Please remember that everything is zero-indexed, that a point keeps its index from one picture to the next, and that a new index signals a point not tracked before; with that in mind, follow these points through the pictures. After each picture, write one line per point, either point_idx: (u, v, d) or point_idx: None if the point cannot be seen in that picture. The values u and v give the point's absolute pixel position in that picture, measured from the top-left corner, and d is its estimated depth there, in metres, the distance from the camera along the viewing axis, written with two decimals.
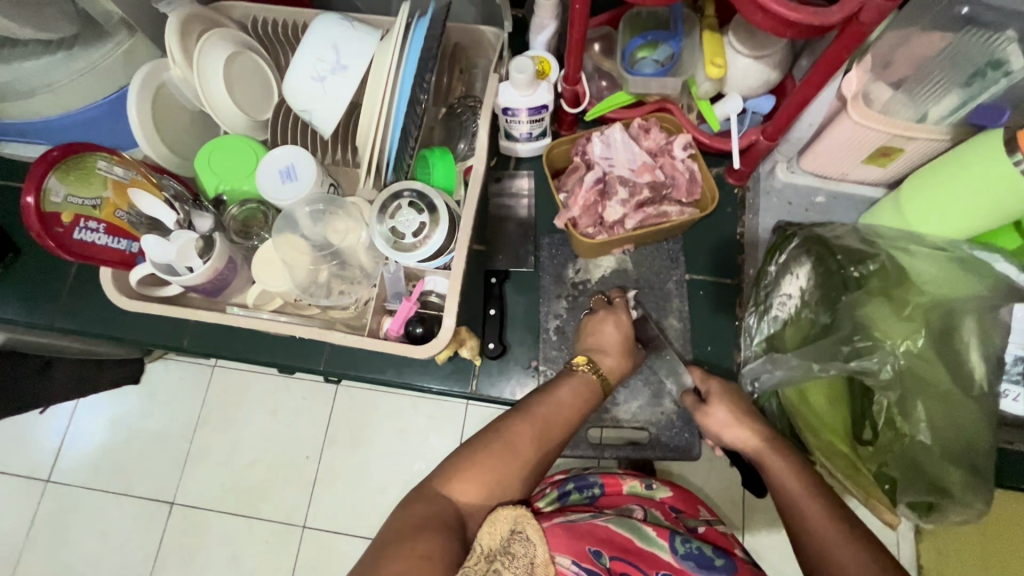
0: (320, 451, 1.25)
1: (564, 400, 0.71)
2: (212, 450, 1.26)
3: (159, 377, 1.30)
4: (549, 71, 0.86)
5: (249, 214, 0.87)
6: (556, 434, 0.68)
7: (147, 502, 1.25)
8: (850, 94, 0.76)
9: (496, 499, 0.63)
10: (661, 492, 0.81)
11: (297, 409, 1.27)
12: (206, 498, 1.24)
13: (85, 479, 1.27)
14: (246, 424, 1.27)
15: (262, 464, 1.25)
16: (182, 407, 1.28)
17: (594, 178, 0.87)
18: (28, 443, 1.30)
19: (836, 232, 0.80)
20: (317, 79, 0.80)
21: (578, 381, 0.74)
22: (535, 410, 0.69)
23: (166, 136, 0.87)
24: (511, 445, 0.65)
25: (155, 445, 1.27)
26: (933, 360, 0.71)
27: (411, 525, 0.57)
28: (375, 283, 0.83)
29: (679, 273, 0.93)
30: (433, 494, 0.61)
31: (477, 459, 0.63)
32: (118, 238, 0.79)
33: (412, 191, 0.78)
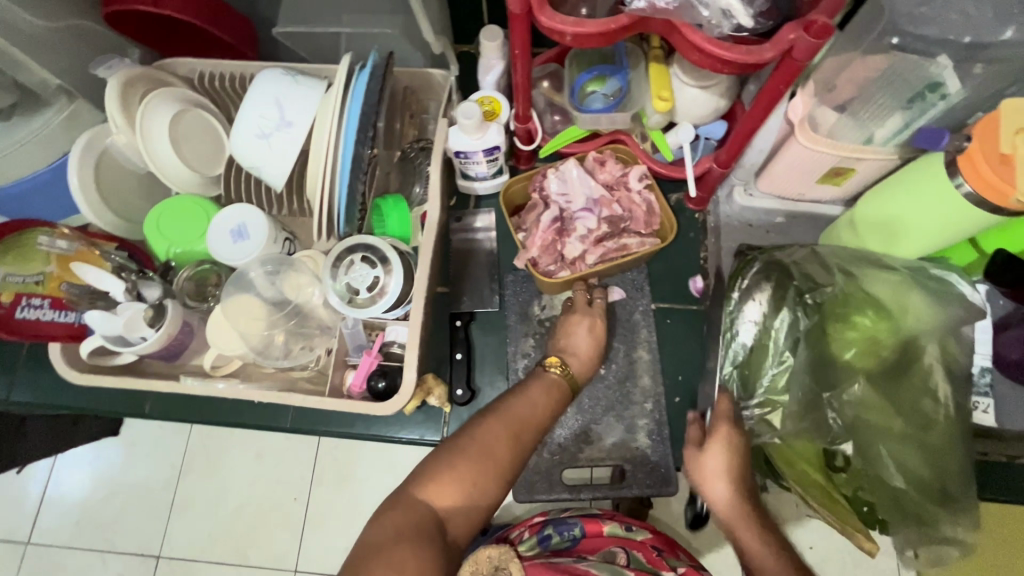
0: (309, 491, 1.20)
1: (538, 393, 0.69)
2: (196, 500, 1.20)
3: (141, 431, 1.24)
4: (499, 111, 0.85)
5: (203, 275, 0.86)
6: (531, 433, 0.64)
7: (132, 558, 1.19)
8: (797, 118, 0.76)
9: (475, 508, 0.58)
10: (641, 533, 0.77)
11: (282, 450, 1.21)
12: (193, 549, 1.18)
13: (66, 538, 1.21)
14: (230, 470, 1.21)
15: (250, 509, 1.20)
16: (163, 458, 1.22)
17: (551, 216, 0.87)
18: (3, 507, 1.23)
19: (795, 256, 0.78)
20: (263, 137, 0.79)
21: (547, 381, 0.72)
22: (507, 412, 0.65)
23: (112, 202, 0.85)
24: (485, 444, 0.61)
25: (138, 496, 1.21)
26: (883, 405, 0.70)
27: (385, 537, 0.52)
28: (334, 336, 0.81)
29: (645, 303, 0.92)
30: (411, 501, 0.56)
31: (459, 456, 0.59)
32: (65, 311, 0.76)
33: (365, 245, 0.78)
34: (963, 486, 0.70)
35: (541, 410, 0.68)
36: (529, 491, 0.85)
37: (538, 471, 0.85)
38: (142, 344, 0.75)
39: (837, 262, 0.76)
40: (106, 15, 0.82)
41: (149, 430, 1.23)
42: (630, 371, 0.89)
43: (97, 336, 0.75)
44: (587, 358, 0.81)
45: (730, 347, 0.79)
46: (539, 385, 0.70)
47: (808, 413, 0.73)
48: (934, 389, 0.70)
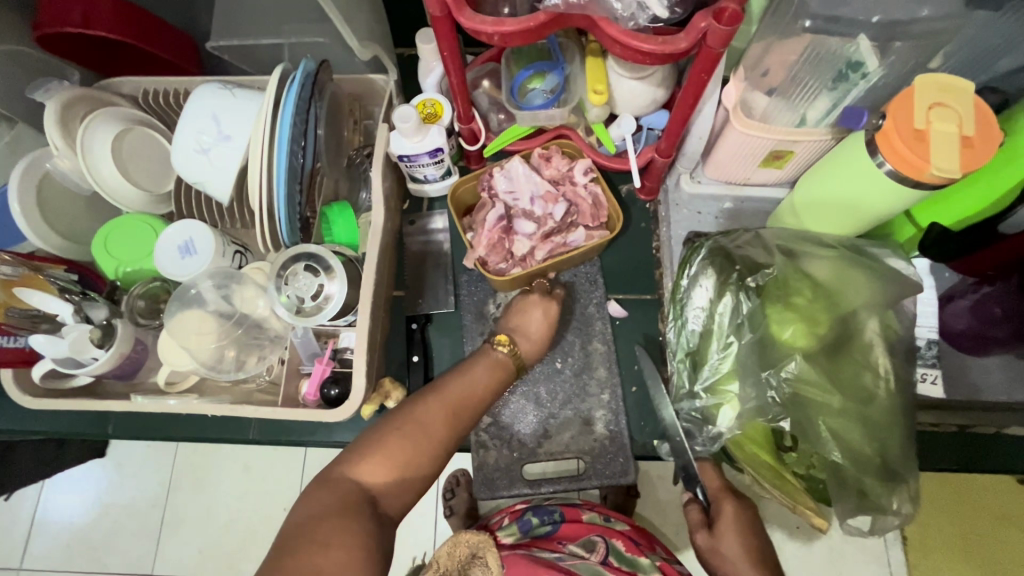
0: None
1: (477, 373, 0.71)
2: (189, 517, 1.21)
3: (126, 452, 1.24)
4: (440, 113, 0.86)
5: (154, 292, 0.86)
6: (468, 407, 0.67)
7: None
8: (731, 104, 0.77)
9: (408, 483, 0.58)
10: (619, 524, 0.79)
11: (264, 462, 1.22)
12: (181, 566, 1.19)
13: (59, 562, 1.21)
14: (215, 480, 1.22)
15: (237, 525, 1.20)
16: (149, 477, 1.22)
17: (497, 215, 0.87)
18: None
19: (738, 242, 0.80)
20: (202, 152, 0.79)
21: (490, 362, 0.73)
22: (444, 387, 0.67)
23: (57, 225, 0.85)
24: (424, 425, 0.62)
25: (128, 518, 1.21)
26: (825, 384, 0.69)
27: (316, 512, 0.51)
28: (286, 346, 0.82)
29: (599, 295, 0.93)
30: (340, 479, 0.56)
31: (388, 435, 0.60)
32: (12, 336, 0.75)
33: (308, 254, 0.77)
34: (904, 460, 0.70)
35: (482, 382, 0.70)
36: (490, 489, 0.85)
37: (499, 468, 0.85)
38: (93, 365, 0.76)
39: (777, 244, 0.77)
40: (38, 39, 0.81)
41: (131, 451, 1.23)
42: (586, 363, 0.89)
43: (49, 360, 0.76)
44: (539, 341, 0.82)
45: (684, 335, 0.83)
46: (484, 366, 0.72)
47: (755, 395, 0.72)
48: (874, 364, 0.71)
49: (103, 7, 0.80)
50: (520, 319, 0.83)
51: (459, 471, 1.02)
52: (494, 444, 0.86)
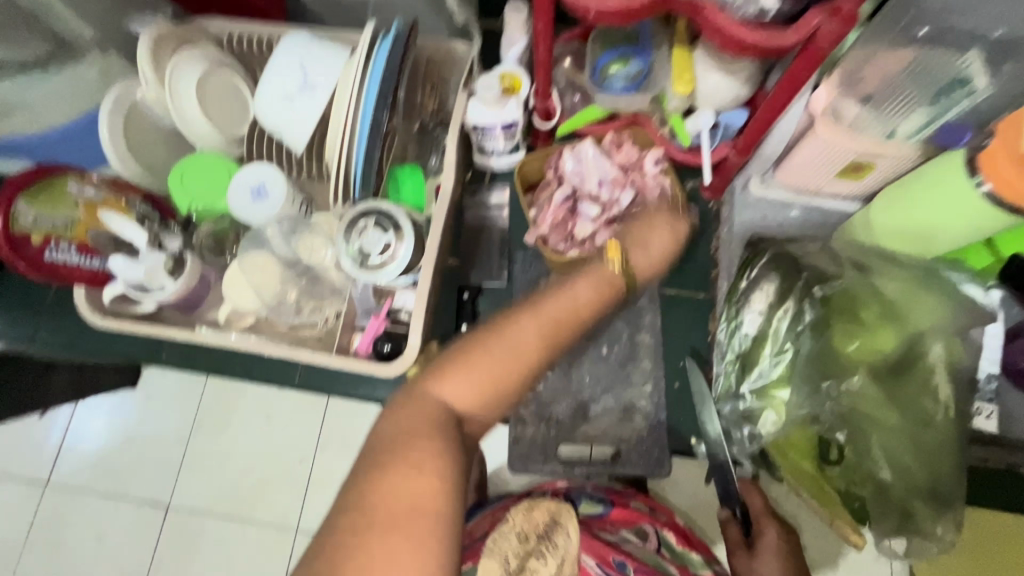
0: (313, 456, 1.20)
1: (579, 290, 0.58)
2: (206, 456, 1.21)
3: (154, 387, 1.24)
4: (519, 87, 0.86)
5: (222, 231, 0.88)
6: (569, 329, 0.55)
7: (141, 507, 1.19)
8: (819, 110, 0.75)
9: (495, 402, 0.52)
10: (665, 516, 0.78)
11: (288, 414, 1.21)
12: (199, 504, 1.19)
13: (81, 485, 1.21)
14: (238, 423, 1.22)
15: (254, 472, 1.19)
16: (176, 414, 1.22)
17: (563, 195, 0.88)
18: (18, 449, 1.23)
19: (806, 250, 0.79)
20: (286, 99, 0.80)
21: (588, 274, 0.61)
22: (540, 304, 0.55)
23: (138, 155, 0.87)
24: (517, 343, 0.52)
25: (149, 451, 1.21)
26: (884, 401, 0.69)
27: (397, 432, 0.49)
28: (345, 299, 0.84)
29: (653, 287, 0.92)
30: (423, 396, 0.51)
31: (474, 352, 0.52)
32: (90, 256, 0.79)
33: (378, 211, 0.78)
34: (956, 487, 0.69)
35: (583, 298, 0.58)
36: (524, 462, 0.87)
37: (535, 443, 0.87)
38: (161, 293, 0.79)
39: (847, 257, 0.76)
40: None
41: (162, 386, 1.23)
42: (632, 353, 0.90)
43: (121, 284, 0.79)
44: (657, 257, 0.79)
45: (734, 336, 0.82)
46: (586, 279, 0.60)
47: (809, 404, 0.71)
48: (935, 389, 0.69)
49: None
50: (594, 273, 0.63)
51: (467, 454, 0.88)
52: (533, 420, 0.88)
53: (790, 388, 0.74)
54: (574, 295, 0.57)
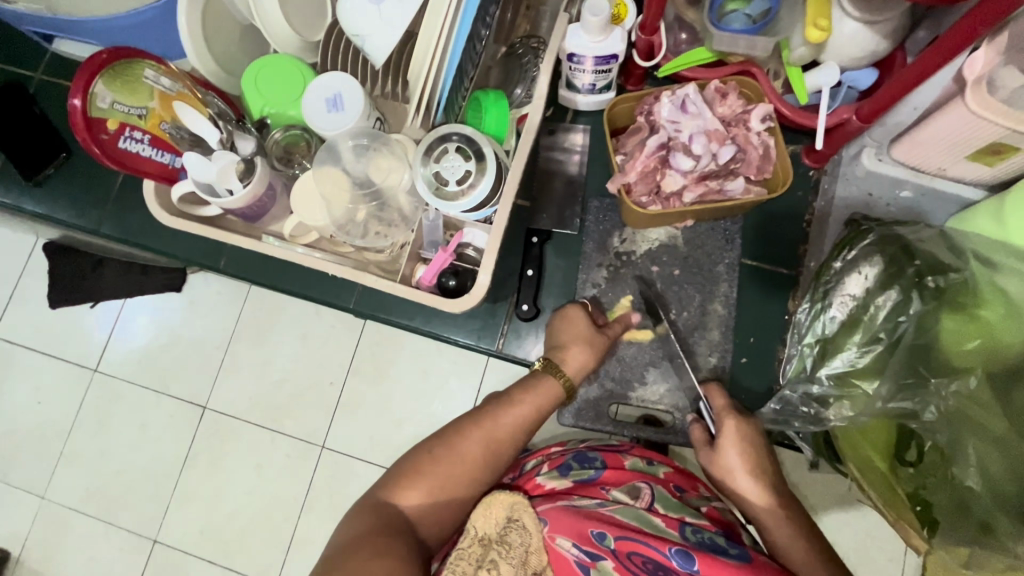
0: (346, 378, 1.21)
1: (524, 403, 0.70)
2: (247, 362, 1.24)
3: (200, 291, 1.27)
4: (624, 16, 0.78)
5: (292, 140, 0.84)
6: (503, 440, 0.68)
7: (184, 402, 1.25)
8: (972, 77, 0.66)
9: (451, 505, 0.64)
10: (663, 469, 0.73)
11: (328, 335, 1.22)
12: (237, 407, 1.23)
13: (130, 373, 1.27)
14: (280, 337, 1.23)
15: (290, 383, 1.22)
16: (221, 319, 1.25)
17: (657, 142, 0.80)
18: (74, 333, 1.29)
19: (920, 235, 0.72)
20: (375, 3, 0.74)
21: (537, 388, 0.73)
22: (485, 418, 0.68)
23: (215, 50, 0.83)
24: (490, 431, 0.67)
25: (194, 351, 1.26)
26: (992, 407, 0.62)
27: (357, 549, 0.56)
28: (413, 229, 0.81)
29: (733, 256, 0.87)
30: (381, 506, 0.62)
31: (432, 459, 0.65)
32: (162, 151, 0.78)
33: (461, 136, 0.74)
34: None
35: (525, 413, 0.70)
36: (572, 415, 0.85)
37: (587, 400, 0.85)
38: (227, 198, 0.75)
39: (972, 249, 0.69)
40: None
41: (210, 290, 1.26)
42: (701, 321, 0.85)
43: (190, 182, 0.76)
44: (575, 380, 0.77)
45: (819, 318, 0.75)
46: (527, 395, 0.71)
47: (913, 402, 0.66)
48: None
49: None
50: (569, 322, 0.81)
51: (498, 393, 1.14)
52: (587, 376, 0.86)
53: (878, 380, 0.69)
54: (572, 357, 0.77)
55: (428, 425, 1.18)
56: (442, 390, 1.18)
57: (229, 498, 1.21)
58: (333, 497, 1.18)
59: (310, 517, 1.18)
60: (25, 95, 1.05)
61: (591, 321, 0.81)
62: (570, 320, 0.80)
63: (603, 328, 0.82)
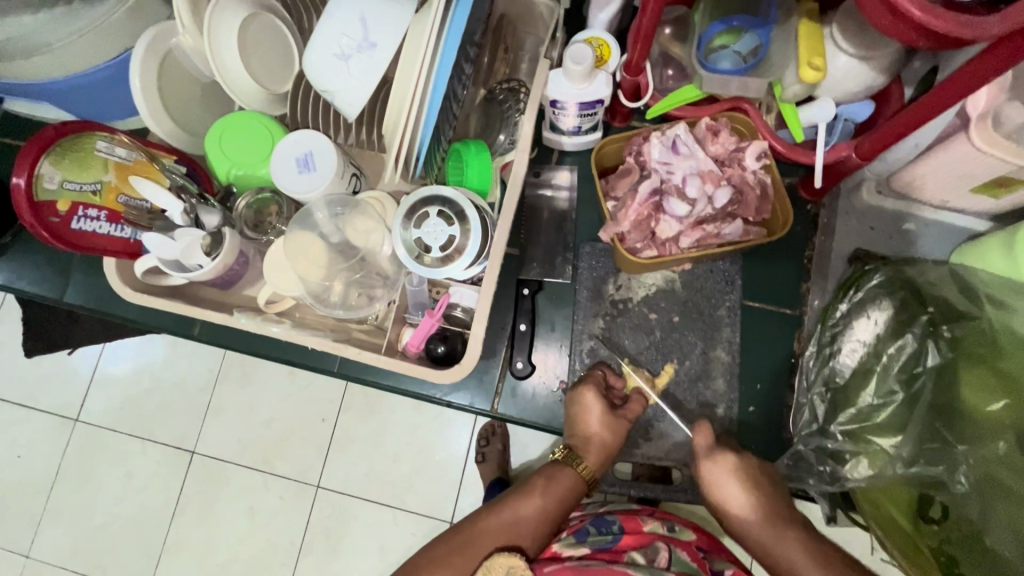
0: (337, 416, 1.15)
1: (538, 493, 0.67)
2: (232, 407, 1.18)
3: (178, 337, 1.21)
4: (608, 57, 0.74)
5: (263, 203, 0.78)
6: (523, 531, 0.64)
7: (170, 449, 1.18)
8: (976, 113, 0.63)
9: None
10: (686, 534, 0.68)
11: (313, 383, 1.16)
12: (228, 451, 1.17)
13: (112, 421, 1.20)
14: (263, 386, 1.18)
15: (279, 424, 1.16)
16: (205, 357, 1.19)
17: (649, 187, 0.76)
18: (45, 388, 1.22)
19: (928, 275, 0.70)
20: (342, 58, 0.69)
21: (553, 473, 0.69)
22: (500, 508, 0.65)
23: (174, 112, 0.78)
24: (508, 523, 0.64)
25: (177, 393, 1.19)
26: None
27: None
28: (398, 291, 0.75)
29: (734, 298, 0.83)
30: None
31: (444, 550, 0.61)
32: (121, 225, 0.71)
33: (442, 198, 0.69)
34: None
35: (542, 505, 0.66)
36: None
37: None
38: (198, 272, 0.70)
39: (986, 292, 0.65)
40: None
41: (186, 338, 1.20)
42: (704, 369, 0.82)
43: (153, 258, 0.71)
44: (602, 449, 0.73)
45: (828, 366, 0.73)
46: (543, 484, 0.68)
47: (938, 467, 0.61)
48: None
49: None
50: (580, 408, 0.75)
51: (496, 423, 1.09)
52: None
53: (899, 437, 0.66)
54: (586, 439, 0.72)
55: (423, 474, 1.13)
56: (439, 426, 1.13)
57: (224, 542, 1.15)
58: (330, 545, 1.13)
59: (310, 560, 1.13)
60: None
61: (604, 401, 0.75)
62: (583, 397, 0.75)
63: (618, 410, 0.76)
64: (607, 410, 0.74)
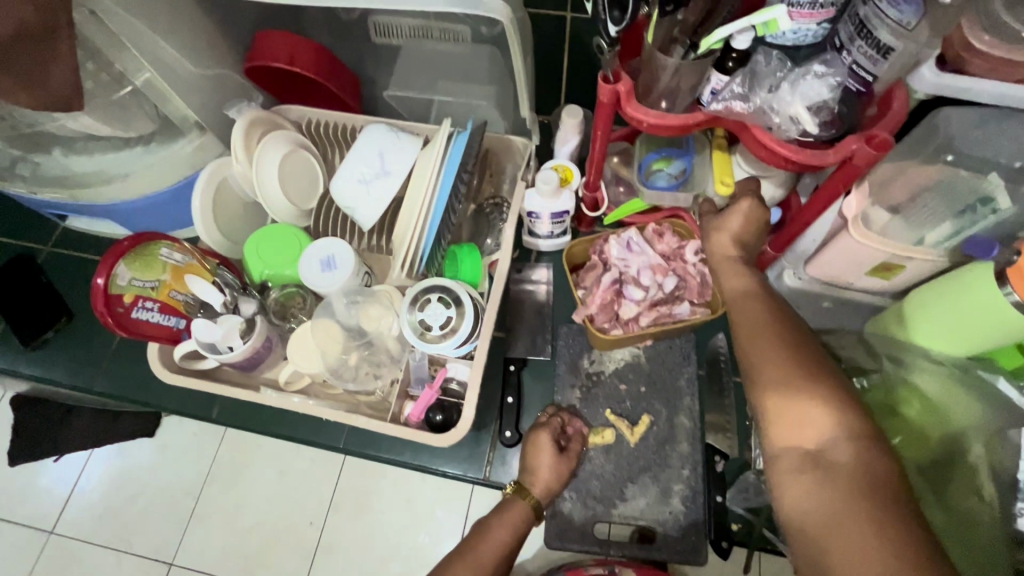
0: (326, 517, 1.19)
1: (499, 528, 0.77)
2: (221, 506, 1.22)
3: (175, 433, 1.27)
4: (571, 178, 0.94)
5: (289, 296, 0.93)
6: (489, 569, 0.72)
7: (148, 560, 1.20)
8: (851, 216, 0.81)
9: None
10: None
11: (307, 470, 1.22)
12: (207, 560, 1.19)
13: (92, 531, 1.23)
14: (253, 486, 1.22)
15: (265, 530, 1.20)
16: (193, 464, 1.25)
17: (611, 278, 0.92)
18: (32, 492, 1.27)
19: (841, 342, 0.89)
20: (363, 182, 0.89)
21: (507, 512, 0.78)
22: (467, 547, 0.74)
23: (222, 225, 0.95)
24: (473, 558, 0.73)
25: (164, 500, 1.23)
26: (929, 498, 0.72)
27: None
28: (400, 368, 0.88)
29: (691, 370, 0.96)
30: None
31: None
32: (169, 316, 0.86)
33: (440, 287, 0.85)
34: None
35: (502, 537, 0.76)
36: (560, 538, 0.89)
37: (571, 520, 0.89)
38: (229, 353, 0.82)
39: (885, 351, 0.84)
40: (246, 68, 0.97)
41: (185, 434, 1.26)
42: (670, 435, 0.92)
43: (191, 341, 0.83)
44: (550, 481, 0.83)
45: None
46: (501, 522, 0.77)
47: None
48: (979, 489, 0.70)
49: (306, 50, 0.93)
50: (533, 447, 0.85)
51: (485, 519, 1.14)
52: (569, 496, 0.90)
53: None
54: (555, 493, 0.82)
55: (412, 562, 1.16)
56: (428, 519, 1.17)
57: None
58: None
59: None
60: (33, 266, 1.14)
61: (554, 444, 0.86)
62: (533, 439, 0.86)
63: (567, 451, 0.87)
64: (556, 451, 0.85)
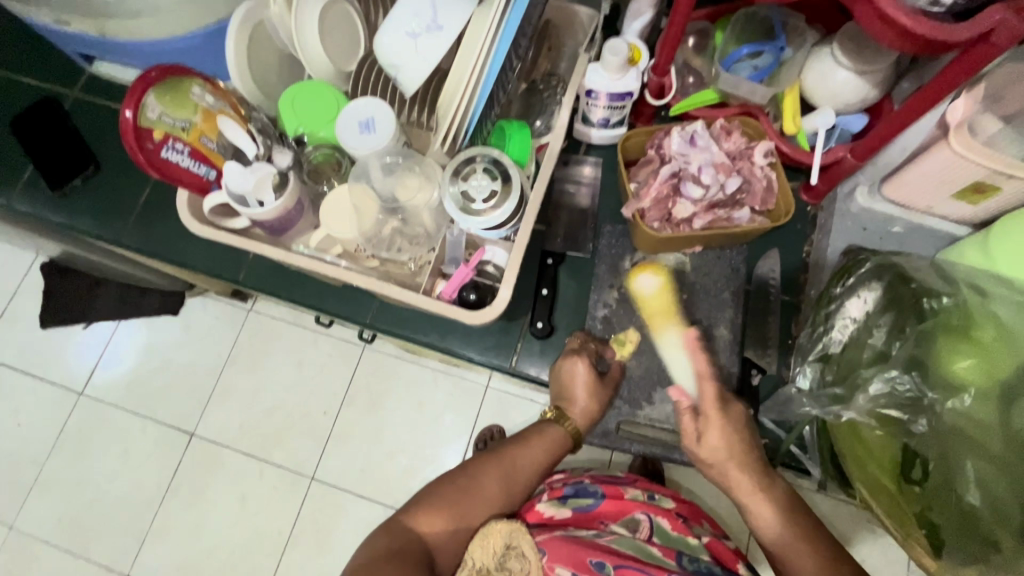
0: (338, 409, 1.21)
1: (535, 445, 0.73)
2: (236, 391, 1.24)
3: (196, 312, 1.29)
4: (639, 59, 0.84)
5: (324, 158, 0.88)
6: (521, 479, 0.70)
7: (169, 429, 1.24)
8: (954, 123, 0.72)
9: (461, 532, 0.64)
10: (665, 502, 0.75)
11: (324, 358, 1.23)
12: (227, 434, 1.22)
13: (118, 398, 1.26)
14: (273, 369, 1.24)
15: (282, 412, 1.22)
16: (214, 344, 1.26)
17: (669, 171, 0.85)
18: (60, 356, 1.30)
19: (915, 265, 0.79)
20: (411, 36, 0.78)
21: (546, 434, 0.75)
22: (503, 454, 0.70)
23: (255, 74, 0.89)
24: (506, 465, 0.69)
25: (186, 374, 1.26)
26: (993, 426, 0.67)
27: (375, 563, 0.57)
28: (435, 245, 0.86)
29: (737, 284, 0.91)
30: (399, 529, 0.61)
31: (443, 487, 0.66)
32: (200, 163, 0.81)
33: (485, 157, 0.79)
34: None
35: (536, 455, 0.72)
36: None
37: None
38: (259, 209, 0.78)
39: (964, 278, 0.76)
40: None
41: (206, 315, 1.28)
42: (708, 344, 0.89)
43: (224, 193, 0.79)
44: (589, 408, 0.80)
45: (821, 341, 0.82)
46: (539, 439, 0.74)
47: (905, 420, 0.71)
48: None
49: None
50: (568, 374, 0.82)
51: (494, 426, 1.15)
52: None
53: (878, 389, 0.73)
54: (577, 407, 0.80)
55: (425, 450, 1.18)
56: (435, 425, 1.18)
57: (213, 524, 1.19)
58: (318, 529, 1.17)
59: (298, 546, 1.16)
60: (59, 111, 1.09)
61: (592, 370, 0.82)
62: (571, 368, 0.82)
63: (605, 376, 0.84)
64: (594, 379, 0.82)
